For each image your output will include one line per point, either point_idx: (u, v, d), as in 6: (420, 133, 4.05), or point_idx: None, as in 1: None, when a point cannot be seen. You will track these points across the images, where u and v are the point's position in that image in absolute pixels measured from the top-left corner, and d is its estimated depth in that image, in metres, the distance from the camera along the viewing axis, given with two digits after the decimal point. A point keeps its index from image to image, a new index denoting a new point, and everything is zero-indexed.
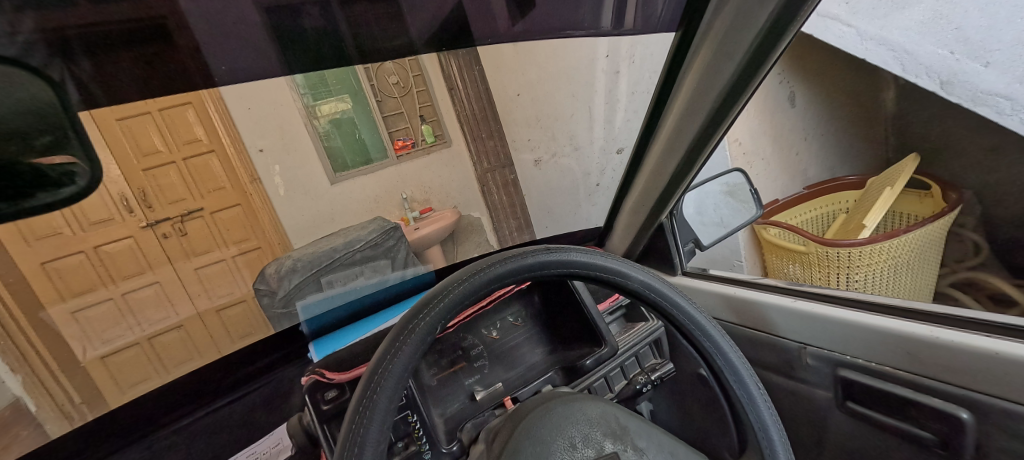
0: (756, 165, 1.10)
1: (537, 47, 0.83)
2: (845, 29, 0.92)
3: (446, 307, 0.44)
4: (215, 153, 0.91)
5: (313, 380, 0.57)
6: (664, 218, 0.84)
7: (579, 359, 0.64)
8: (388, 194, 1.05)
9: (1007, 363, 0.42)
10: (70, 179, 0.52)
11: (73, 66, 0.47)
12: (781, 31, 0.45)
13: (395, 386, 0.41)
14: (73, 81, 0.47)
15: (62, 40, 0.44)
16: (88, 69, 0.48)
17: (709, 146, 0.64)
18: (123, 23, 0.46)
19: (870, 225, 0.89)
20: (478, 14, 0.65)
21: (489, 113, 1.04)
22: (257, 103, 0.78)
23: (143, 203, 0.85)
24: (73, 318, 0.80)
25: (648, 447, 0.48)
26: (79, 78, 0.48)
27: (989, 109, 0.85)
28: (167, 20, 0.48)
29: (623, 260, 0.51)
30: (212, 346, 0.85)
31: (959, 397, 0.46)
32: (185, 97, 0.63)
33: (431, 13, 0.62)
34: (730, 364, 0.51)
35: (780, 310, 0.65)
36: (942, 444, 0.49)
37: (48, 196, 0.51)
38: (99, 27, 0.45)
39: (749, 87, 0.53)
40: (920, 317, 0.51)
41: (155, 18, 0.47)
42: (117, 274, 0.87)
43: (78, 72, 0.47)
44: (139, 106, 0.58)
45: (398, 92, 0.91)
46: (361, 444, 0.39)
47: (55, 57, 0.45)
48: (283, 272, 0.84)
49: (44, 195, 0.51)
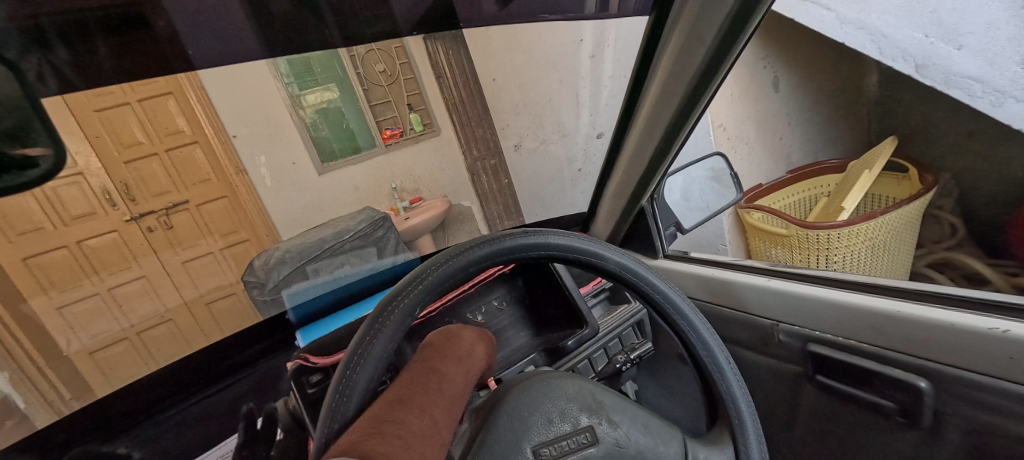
0: (739, 149, 1.17)
1: (521, 30, 0.84)
2: (826, 12, 0.97)
3: (425, 290, 0.44)
4: (198, 144, 0.95)
5: (297, 364, 0.58)
6: (645, 201, 0.85)
7: (561, 340, 0.68)
8: (376, 185, 1.06)
9: (961, 333, 0.44)
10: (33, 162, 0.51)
11: (50, 55, 0.47)
12: (747, 16, 0.45)
13: (375, 367, 0.41)
14: (49, 69, 0.48)
15: (35, 28, 0.45)
16: (64, 57, 0.48)
17: (686, 127, 0.65)
18: (94, 10, 0.46)
19: (847, 208, 0.92)
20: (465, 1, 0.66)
21: (477, 97, 1.02)
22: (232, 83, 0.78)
23: (126, 198, 0.96)
24: (59, 313, 0.85)
25: (624, 420, 0.50)
26: (56, 67, 0.48)
27: (961, 92, 0.83)
28: (144, 8, 0.48)
29: (601, 242, 0.52)
30: (200, 335, 0.88)
31: (917, 367, 0.48)
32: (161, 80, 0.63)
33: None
34: (703, 341, 0.52)
35: (756, 289, 0.67)
36: (902, 412, 0.51)
37: (12, 179, 0.50)
38: (69, 13, 0.45)
39: (721, 70, 0.53)
40: (887, 293, 0.52)
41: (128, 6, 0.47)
42: (100, 267, 0.92)
43: (55, 61, 0.48)
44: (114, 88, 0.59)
45: (386, 80, 0.93)
46: (340, 421, 0.39)
47: (29, 47, 0.45)
48: (271, 263, 0.88)
49: (11, 178, 0.50)
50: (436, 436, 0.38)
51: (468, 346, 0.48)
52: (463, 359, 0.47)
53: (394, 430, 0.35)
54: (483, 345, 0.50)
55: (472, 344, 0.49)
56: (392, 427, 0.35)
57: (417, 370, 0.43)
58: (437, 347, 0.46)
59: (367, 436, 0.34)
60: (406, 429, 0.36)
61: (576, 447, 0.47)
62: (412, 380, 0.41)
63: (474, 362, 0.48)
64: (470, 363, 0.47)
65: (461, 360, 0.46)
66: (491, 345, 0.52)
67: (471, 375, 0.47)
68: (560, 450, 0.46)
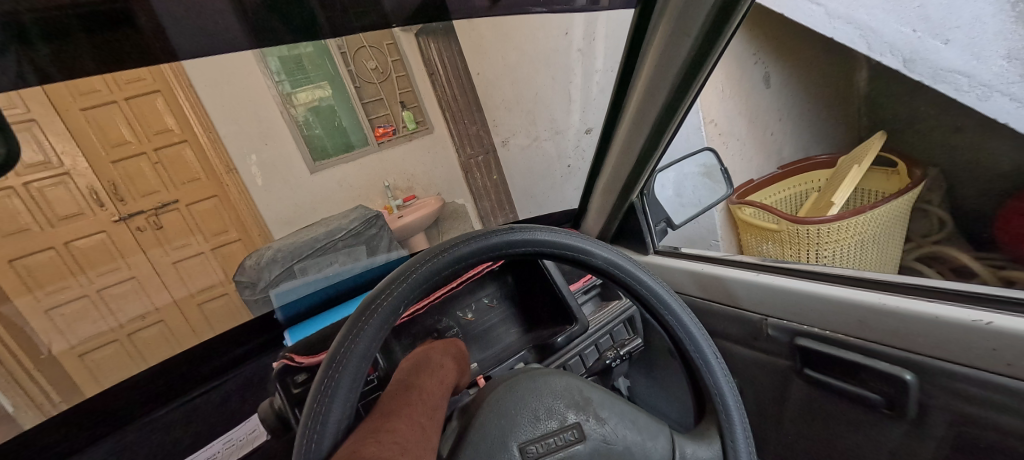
0: (730, 144, 1.16)
1: (512, 26, 0.83)
2: (815, 7, 0.97)
3: (409, 288, 0.44)
4: (187, 143, 0.97)
5: (282, 363, 0.57)
6: (634, 197, 0.85)
7: (551, 337, 0.68)
8: (370, 182, 1.04)
9: (945, 326, 0.44)
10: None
11: (29, 50, 0.47)
12: (731, 9, 0.45)
13: (359, 365, 0.41)
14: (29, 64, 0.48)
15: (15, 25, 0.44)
16: (44, 51, 0.48)
17: (674, 121, 0.65)
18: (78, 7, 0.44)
19: (839, 201, 0.92)
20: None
21: (471, 98, 1.06)
22: (220, 77, 0.77)
23: (114, 197, 0.96)
24: (48, 315, 0.81)
25: (612, 415, 0.50)
26: (35, 61, 0.48)
27: (949, 86, 0.83)
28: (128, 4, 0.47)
29: (587, 238, 0.52)
30: (189, 333, 0.90)
31: (903, 359, 0.49)
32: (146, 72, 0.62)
33: None
34: (690, 335, 0.52)
35: (744, 284, 0.67)
36: (888, 404, 0.51)
37: None
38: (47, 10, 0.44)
39: (707, 63, 0.53)
40: (872, 287, 0.53)
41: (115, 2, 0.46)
42: (88, 267, 0.90)
43: (34, 56, 0.47)
44: (98, 79, 0.58)
45: (376, 77, 0.95)
46: (324, 420, 0.38)
47: (8, 41, 0.45)
48: (262, 262, 0.86)
49: None
50: (427, 440, 0.39)
51: (438, 361, 0.49)
52: (437, 374, 0.47)
53: (387, 437, 0.36)
54: (452, 360, 0.51)
55: (442, 360, 0.50)
56: (386, 434, 0.36)
57: (394, 389, 0.43)
58: (410, 371, 0.46)
59: (362, 446, 0.34)
60: (402, 435, 0.36)
61: (563, 444, 0.46)
62: (393, 397, 0.42)
63: (446, 373, 0.49)
64: (444, 375, 0.48)
65: (435, 372, 0.47)
66: (459, 361, 0.53)
67: (446, 386, 0.48)
68: (548, 446, 0.46)
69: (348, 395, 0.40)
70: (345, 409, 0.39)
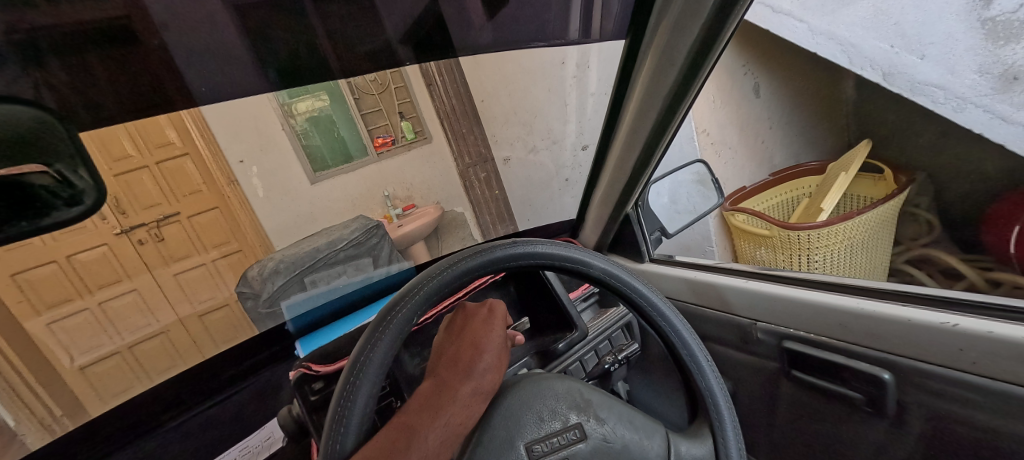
0: (723, 154, 1.20)
1: (507, 63, 0.87)
2: (798, 24, 1.02)
3: (423, 299, 0.47)
4: (189, 156, 0.87)
5: (300, 373, 0.60)
6: (629, 208, 0.89)
7: (552, 343, 0.71)
8: (370, 192, 1.06)
9: (915, 327, 0.48)
10: (77, 197, 0.54)
11: (46, 73, 0.47)
12: (710, 43, 0.50)
13: (376, 373, 0.44)
14: (47, 89, 0.48)
15: (30, 42, 0.45)
16: (62, 76, 0.49)
17: (664, 140, 0.69)
18: (86, 23, 0.46)
19: (828, 208, 0.95)
20: (457, 12, 0.67)
21: (468, 109, 1.01)
22: (236, 116, 0.78)
23: (116, 211, 0.81)
24: (48, 327, 0.93)
25: (611, 416, 0.52)
26: (53, 85, 0.48)
27: (926, 99, 0.86)
28: (131, 19, 0.49)
29: (586, 249, 0.55)
30: (195, 350, 0.99)
31: (881, 359, 0.52)
32: (166, 118, 0.66)
33: (408, 6, 0.62)
34: (683, 340, 0.55)
35: (734, 291, 0.71)
36: (869, 402, 0.55)
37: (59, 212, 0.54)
38: (55, 27, 0.45)
39: (693, 88, 0.58)
40: (855, 292, 0.56)
41: (121, 18, 0.48)
42: (93, 284, 0.94)
43: (52, 78, 0.48)
44: (120, 129, 0.60)
45: (376, 89, 0.86)
46: (346, 423, 0.41)
47: (27, 65, 0.46)
48: (266, 273, 0.93)
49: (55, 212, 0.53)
50: None
51: (460, 394, 0.43)
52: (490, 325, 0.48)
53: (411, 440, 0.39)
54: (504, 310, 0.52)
55: (466, 397, 0.44)
56: None
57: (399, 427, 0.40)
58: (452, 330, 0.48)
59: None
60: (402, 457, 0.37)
61: (565, 443, 0.49)
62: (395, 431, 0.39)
63: (466, 410, 0.43)
64: (461, 416, 0.43)
65: (451, 410, 0.42)
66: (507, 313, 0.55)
67: None
68: (550, 446, 0.49)
69: (368, 401, 0.43)
70: (365, 412, 0.42)
